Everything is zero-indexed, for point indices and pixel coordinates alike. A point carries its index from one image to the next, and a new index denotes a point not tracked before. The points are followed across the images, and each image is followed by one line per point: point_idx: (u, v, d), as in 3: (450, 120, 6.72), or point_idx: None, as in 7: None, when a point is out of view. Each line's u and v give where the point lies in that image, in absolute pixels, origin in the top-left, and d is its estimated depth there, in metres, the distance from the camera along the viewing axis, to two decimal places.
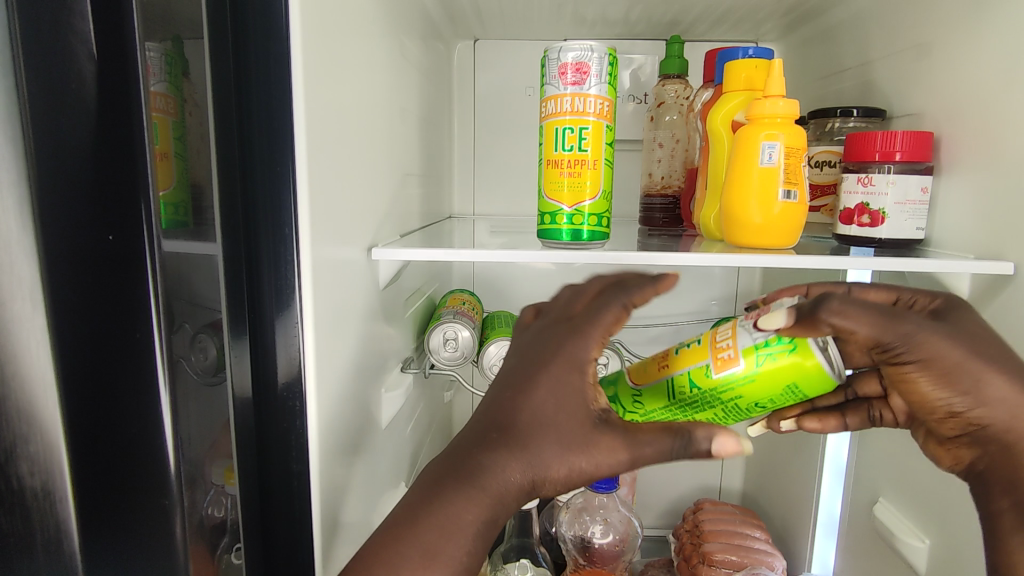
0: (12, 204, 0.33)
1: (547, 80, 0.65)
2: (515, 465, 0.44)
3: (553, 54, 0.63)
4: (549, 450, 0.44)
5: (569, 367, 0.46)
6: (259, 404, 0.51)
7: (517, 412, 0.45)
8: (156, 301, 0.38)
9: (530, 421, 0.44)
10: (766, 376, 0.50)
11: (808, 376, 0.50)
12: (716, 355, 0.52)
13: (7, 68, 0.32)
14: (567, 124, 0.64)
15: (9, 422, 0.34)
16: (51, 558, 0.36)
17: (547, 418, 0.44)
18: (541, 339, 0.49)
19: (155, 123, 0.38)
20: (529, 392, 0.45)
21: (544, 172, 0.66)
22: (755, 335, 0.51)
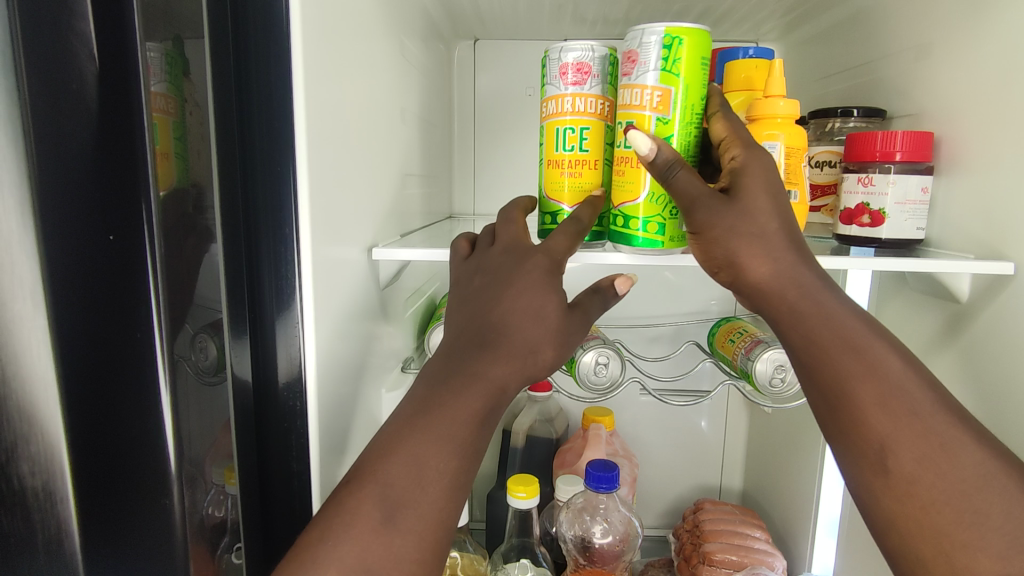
0: (12, 204, 0.33)
1: (547, 80, 0.64)
2: (507, 353, 0.48)
3: (554, 54, 0.63)
4: (541, 340, 0.49)
5: (543, 270, 0.52)
6: (260, 404, 0.51)
7: (495, 314, 0.49)
8: (156, 295, 0.38)
9: (513, 317, 0.49)
10: (687, 69, 0.58)
11: (697, 37, 0.58)
12: (653, 107, 0.59)
13: (7, 67, 0.32)
14: (567, 124, 0.63)
15: (10, 423, 0.34)
16: (51, 558, 0.37)
17: (535, 314, 0.50)
18: (507, 255, 0.54)
19: (155, 123, 0.38)
20: (509, 295, 0.50)
21: (545, 172, 0.66)
22: (653, 66, 0.58)
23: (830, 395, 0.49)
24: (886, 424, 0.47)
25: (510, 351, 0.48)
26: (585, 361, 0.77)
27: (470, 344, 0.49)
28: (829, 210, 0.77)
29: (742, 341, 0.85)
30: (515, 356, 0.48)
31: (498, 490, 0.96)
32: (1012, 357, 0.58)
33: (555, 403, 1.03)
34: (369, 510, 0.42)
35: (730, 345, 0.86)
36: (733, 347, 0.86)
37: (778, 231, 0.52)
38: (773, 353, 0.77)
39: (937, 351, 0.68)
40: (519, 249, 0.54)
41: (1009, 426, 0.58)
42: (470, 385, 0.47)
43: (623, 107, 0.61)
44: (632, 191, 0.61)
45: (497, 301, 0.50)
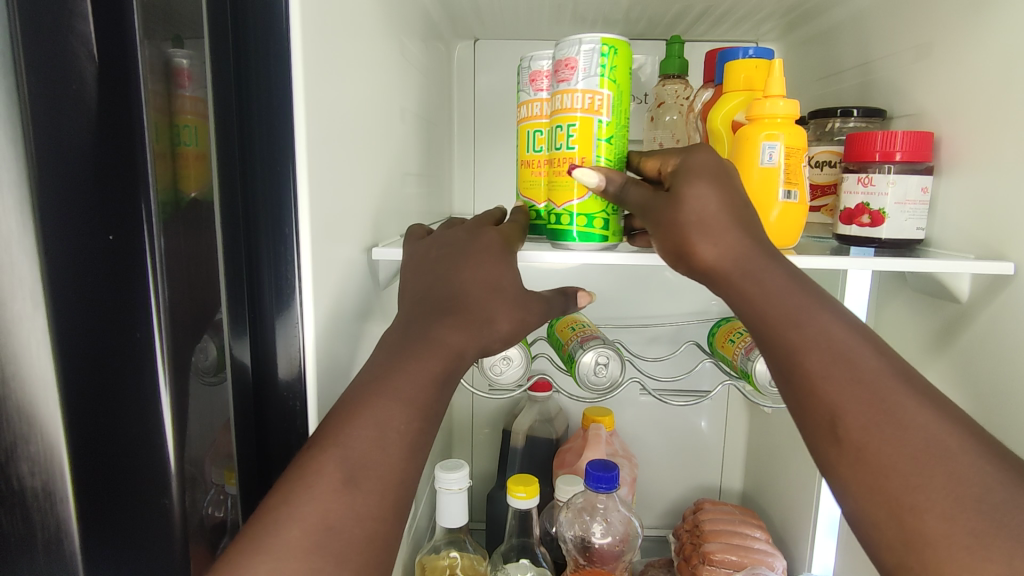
0: (12, 204, 0.34)
1: (522, 87, 0.68)
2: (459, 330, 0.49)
3: (526, 62, 0.67)
4: (497, 308, 0.51)
5: (499, 248, 0.55)
6: (260, 403, 0.51)
7: (462, 293, 0.51)
8: (156, 298, 0.37)
9: (467, 285, 0.51)
10: (617, 75, 0.61)
11: (622, 47, 0.61)
12: (592, 108, 0.61)
13: (8, 66, 0.33)
14: (557, 121, 0.62)
15: (9, 423, 0.35)
16: (51, 558, 0.37)
17: (493, 286, 0.52)
18: (467, 232, 0.57)
19: (184, 125, 0.41)
20: (467, 265, 0.53)
21: (521, 172, 0.68)
22: (591, 71, 0.60)
23: (782, 371, 0.47)
24: (836, 393, 0.44)
25: (467, 318, 0.49)
26: (585, 361, 0.77)
27: (433, 308, 0.50)
28: (829, 210, 0.77)
29: (742, 341, 0.84)
30: (473, 321, 0.49)
31: (498, 490, 0.96)
32: (1012, 357, 0.58)
33: (555, 403, 1.03)
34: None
35: (730, 345, 0.86)
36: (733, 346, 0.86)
37: (710, 207, 0.51)
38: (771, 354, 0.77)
39: (937, 351, 0.68)
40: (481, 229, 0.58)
41: (1009, 426, 0.58)
42: (430, 350, 0.47)
43: (561, 111, 0.62)
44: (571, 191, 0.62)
45: (454, 271, 0.52)
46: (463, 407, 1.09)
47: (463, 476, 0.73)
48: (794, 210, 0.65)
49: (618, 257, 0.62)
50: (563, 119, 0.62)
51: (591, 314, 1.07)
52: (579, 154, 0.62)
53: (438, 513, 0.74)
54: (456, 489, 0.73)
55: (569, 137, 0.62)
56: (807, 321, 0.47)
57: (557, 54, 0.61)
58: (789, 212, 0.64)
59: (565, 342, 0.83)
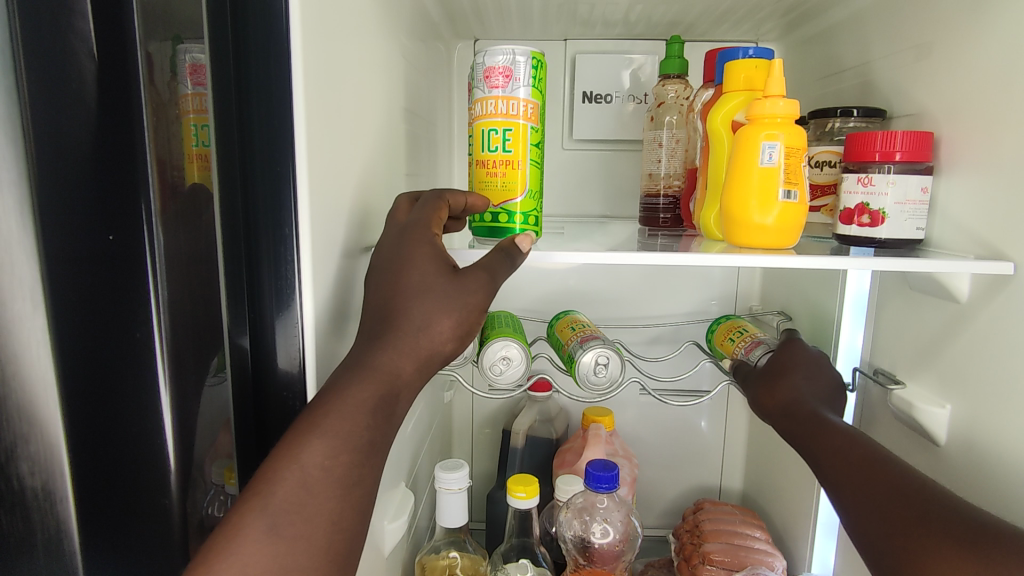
0: (12, 204, 0.33)
1: (474, 83, 0.64)
2: (400, 353, 0.48)
3: (479, 58, 0.63)
4: (432, 313, 0.49)
5: (431, 251, 0.52)
6: (259, 404, 0.50)
7: (389, 306, 0.49)
8: (156, 301, 0.38)
9: (406, 296, 0.49)
10: (542, 87, 0.64)
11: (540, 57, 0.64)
12: (525, 117, 0.63)
13: (8, 67, 0.32)
14: (494, 125, 0.63)
15: (10, 422, 0.34)
16: (51, 557, 0.37)
17: (426, 288, 0.50)
18: (393, 239, 0.53)
19: (188, 122, 0.47)
20: (402, 271, 0.50)
21: (475, 172, 0.66)
22: (524, 82, 0.62)
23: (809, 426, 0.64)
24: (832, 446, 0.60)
25: (408, 332, 0.48)
26: (585, 360, 0.77)
27: (374, 326, 0.49)
28: (829, 210, 0.77)
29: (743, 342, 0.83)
30: (409, 342, 0.48)
31: (498, 491, 0.96)
32: (1011, 356, 0.58)
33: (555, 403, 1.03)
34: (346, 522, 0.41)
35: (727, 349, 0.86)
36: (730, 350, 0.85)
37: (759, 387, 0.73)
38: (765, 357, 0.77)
39: (937, 350, 0.68)
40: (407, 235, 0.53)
41: (1008, 425, 0.58)
42: (367, 377, 0.46)
43: (485, 116, 0.64)
44: (510, 192, 0.64)
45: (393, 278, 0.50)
46: (464, 407, 1.09)
47: (463, 476, 0.73)
48: (793, 210, 0.64)
49: (604, 256, 0.62)
50: (494, 123, 0.63)
51: (591, 314, 1.07)
52: (514, 158, 0.64)
53: (438, 513, 0.74)
54: (456, 489, 0.73)
55: (504, 142, 0.64)
56: (824, 434, 0.62)
57: (475, 65, 0.63)
58: (789, 212, 0.64)
59: (565, 342, 0.84)
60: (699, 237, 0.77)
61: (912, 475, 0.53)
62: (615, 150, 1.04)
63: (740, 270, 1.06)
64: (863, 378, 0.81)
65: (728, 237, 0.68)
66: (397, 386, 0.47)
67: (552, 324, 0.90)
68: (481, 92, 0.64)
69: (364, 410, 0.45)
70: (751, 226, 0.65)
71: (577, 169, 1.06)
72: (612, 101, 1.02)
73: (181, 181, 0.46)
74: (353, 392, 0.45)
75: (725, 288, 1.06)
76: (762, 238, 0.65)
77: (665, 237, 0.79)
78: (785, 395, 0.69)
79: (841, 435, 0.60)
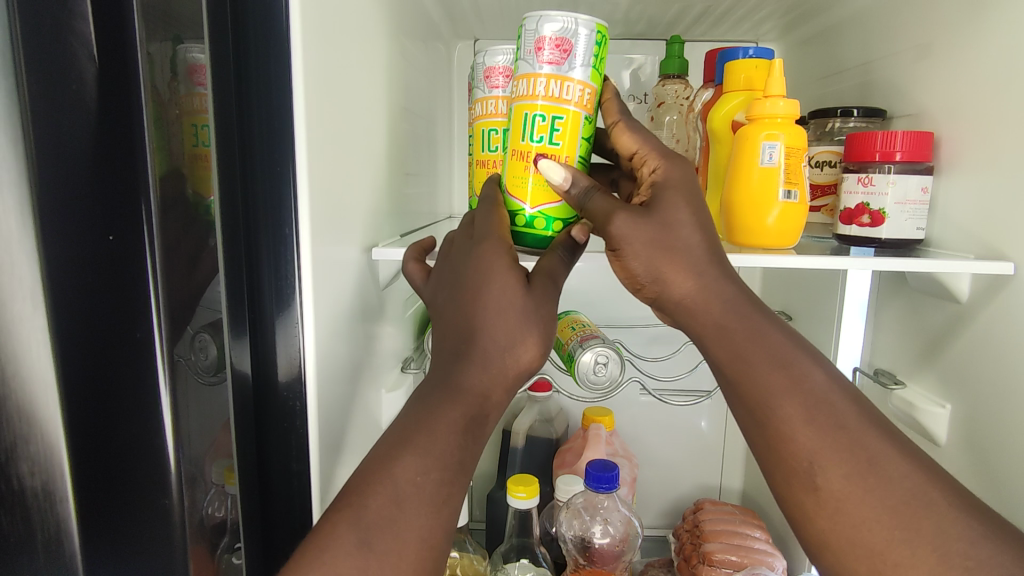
0: (12, 205, 0.33)
1: (475, 83, 0.65)
2: (485, 370, 0.48)
3: (479, 58, 0.64)
4: (516, 333, 0.50)
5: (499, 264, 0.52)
6: (260, 402, 0.51)
7: (465, 322, 0.50)
8: (156, 300, 0.38)
9: (482, 318, 0.50)
10: None
11: None
12: None
13: (8, 66, 0.32)
14: (494, 125, 0.63)
15: (10, 423, 0.34)
16: (51, 557, 0.37)
17: (502, 307, 0.50)
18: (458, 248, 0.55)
19: (189, 123, 0.42)
20: (471, 290, 0.51)
21: (476, 173, 0.66)
22: None
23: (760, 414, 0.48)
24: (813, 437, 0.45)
25: (486, 359, 0.49)
26: (585, 359, 0.77)
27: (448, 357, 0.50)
28: (829, 210, 0.78)
29: (524, 108, 0.55)
30: (493, 359, 0.49)
31: (498, 491, 0.96)
32: (1012, 356, 0.58)
33: (555, 403, 1.03)
34: (346, 525, 0.41)
35: (523, 202, 0.57)
36: (523, 204, 0.57)
37: (692, 243, 0.50)
38: (552, 171, 0.53)
39: (937, 350, 0.68)
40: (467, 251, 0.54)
41: (1008, 426, 0.58)
42: (449, 397, 0.47)
43: (484, 117, 0.64)
44: None
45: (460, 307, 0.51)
46: None
47: None
48: (794, 210, 0.64)
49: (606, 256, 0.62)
50: (494, 123, 0.63)
51: (590, 314, 1.07)
52: None
53: None
54: None
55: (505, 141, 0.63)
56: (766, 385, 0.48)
57: (475, 65, 0.64)
58: (789, 212, 0.64)
59: (565, 342, 0.83)
60: None
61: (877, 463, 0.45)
62: None
63: (739, 270, 1.06)
64: (863, 378, 0.81)
65: (728, 237, 0.68)
66: (486, 407, 0.48)
67: None
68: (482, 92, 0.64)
69: (454, 430, 0.46)
70: (751, 223, 0.65)
71: None
72: None
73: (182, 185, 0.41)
74: (443, 413, 0.46)
75: None
76: (762, 238, 0.65)
77: None
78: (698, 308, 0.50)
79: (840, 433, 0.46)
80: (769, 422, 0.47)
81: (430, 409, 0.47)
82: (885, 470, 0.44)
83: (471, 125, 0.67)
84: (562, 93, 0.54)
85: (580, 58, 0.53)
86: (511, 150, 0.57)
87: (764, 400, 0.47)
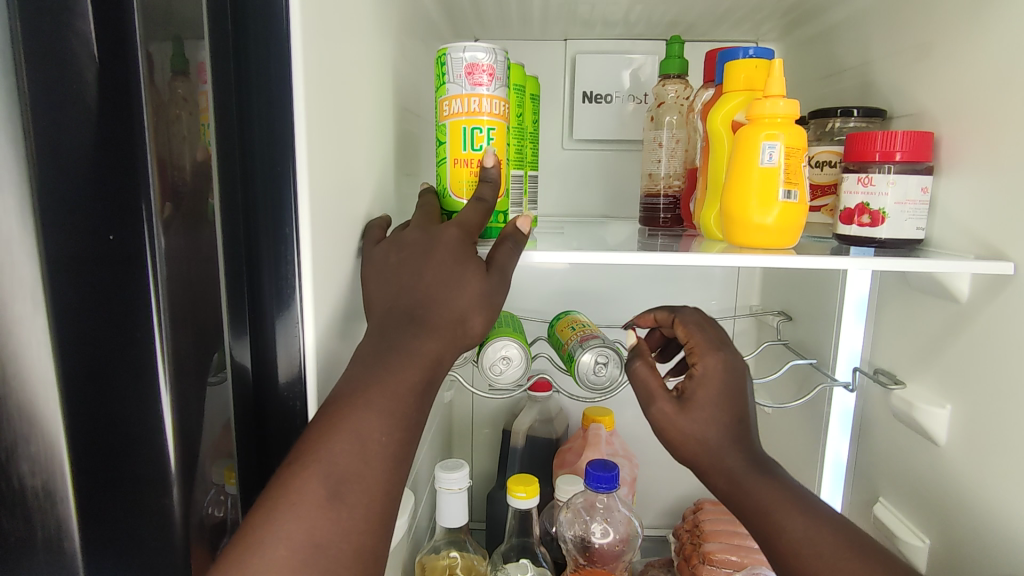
0: (12, 205, 0.33)
1: (448, 79, 0.62)
2: (433, 342, 0.50)
3: (456, 52, 0.61)
4: (469, 307, 0.52)
5: (460, 240, 0.55)
6: (260, 403, 0.51)
7: (419, 290, 0.52)
8: (156, 298, 0.38)
9: (439, 288, 0.52)
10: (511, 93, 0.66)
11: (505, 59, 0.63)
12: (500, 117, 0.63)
13: (8, 68, 0.32)
14: (477, 124, 0.62)
15: (10, 422, 0.34)
16: (51, 556, 0.37)
17: (453, 282, 0.52)
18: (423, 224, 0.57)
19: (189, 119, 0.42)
20: (432, 260, 0.53)
21: (451, 172, 0.64)
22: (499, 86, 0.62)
23: (767, 548, 0.51)
24: (818, 566, 0.48)
25: (438, 325, 0.51)
26: (585, 360, 0.77)
27: (401, 319, 0.51)
28: (829, 210, 0.78)
29: (461, 123, 0.62)
30: (443, 328, 0.51)
31: (498, 490, 0.96)
32: (1012, 356, 0.58)
33: (555, 404, 1.03)
34: None
35: (461, 198, 0.64)
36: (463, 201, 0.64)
37: (688, 422, 0.55)
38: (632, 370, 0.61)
39: (937, 351, 0.68)
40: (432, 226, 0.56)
41: (1007, 427, 0.58)
42: (406, 361, 0.49)
43: (465, 116, 0.62)
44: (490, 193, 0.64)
45: (416, 274, 0.53)
46: (463, 407, 1.09)
47: (464, 476, 0.73)
48: (793, 210, 0.65)
49: (599, 255, 0.62)
50: (476, 123, 0.62)
51: (590, 315, 1.07)
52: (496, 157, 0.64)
53: (438, 513, 0.74)
54: (457, 489, 0.73)
55: (488, 141, 0.63)
56: (779, 528, 0.51)
57: (455, 60, 0.60)
58: (789, 212, 0.64)
59: (565, 342, 0.83)
60: (699, 237, 0.77)
61: (902, 565, 0.48)
62: (616, 150, 1.04)
63: (740, 270, 1.07)
64: (863, 377, 0.82)
65: (728, 236, 0.68)
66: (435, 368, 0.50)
67: (551, 324, 0.90)
68: (458, 90, 0.62)
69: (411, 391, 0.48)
70: (751, 223, 0.65)
71: (577, 170, 1.06)
72: (613, 101, 1.02)
73: (183, 187, 0.41)
74: (402, 372, 0.48)
75: (725, 288, 1.06)
76: (764, 237, 0.65)
77: (665, 237, 0.79)
78: (711, 438, 0.54)
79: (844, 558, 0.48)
80: (781, 550, 0.50)
81: (381, 361, 0.48)
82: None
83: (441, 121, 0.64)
84: (482, 108, 0.62)
85: (497, 79, 0.62)
86: (451, 159, 0.64)
87: (768, 523, 0.51)
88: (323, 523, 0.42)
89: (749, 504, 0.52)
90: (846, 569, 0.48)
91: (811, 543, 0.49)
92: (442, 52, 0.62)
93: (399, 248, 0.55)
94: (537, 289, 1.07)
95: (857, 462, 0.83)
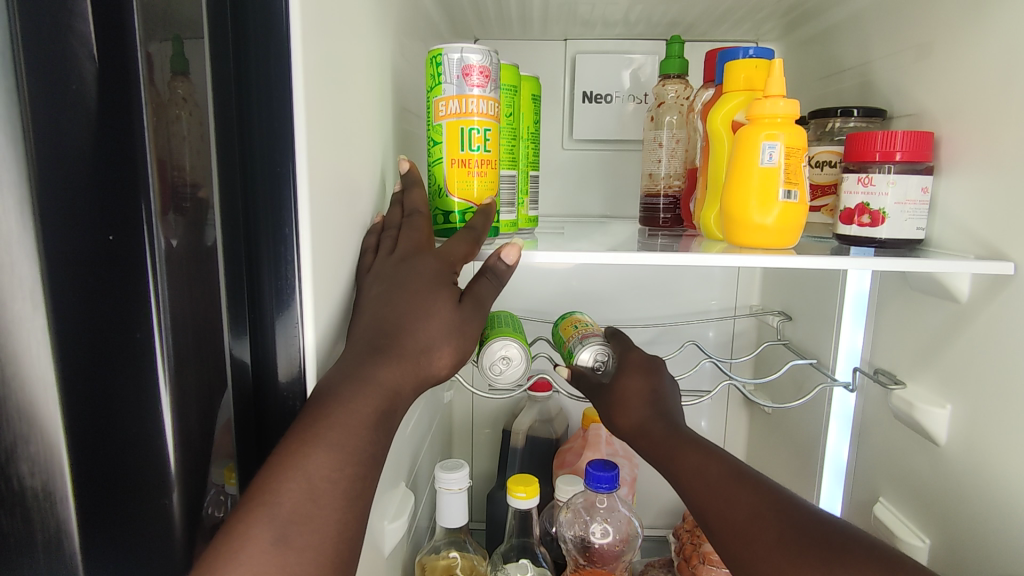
0: (12, 205, 0.33)
1: (445, 80, 0.62)
2: (395, 371, 0.50)
3: (453, 53, 0.61)
4: (437, 338, 0.52)
5: (437, 271, 0.55)
6: (259, 404, 0.51)
7: (391, 321, 0.51)
8: (156, 299, 0.38)
9: (408, 317, 0.52)
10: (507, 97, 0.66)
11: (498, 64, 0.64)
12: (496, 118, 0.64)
13: (8, 65, 0.32)
14: (475, 125, 0.62)
15: (10, 423, 0.34)
16: (50, 558, 0.37)
17: (424, 311, 0.52)
18: (404, 251, 0.56)
19: (188, 118, 0.42)
20: (406, 295, 0.53)
21: (449, 172, 0.64)
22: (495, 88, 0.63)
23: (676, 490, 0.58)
24: (698, 490, 0.55)
25: (404, 355, 0.50)
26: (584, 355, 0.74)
27: (365, 349, 0.50)
28: (829, 210, 0.78)
29: (456, 123, 0.62)
30: (410, 359, 0.50)
31: (498, 491, 0.96)
32: (1013, 356, 0.58)
33: (555, 404, 1.03)
34: None
35: (453, 196, 0.64)
36: (460, 201, 0.64)
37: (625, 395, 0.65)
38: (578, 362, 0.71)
39: (937, 350, 0.68)
40: (415, 255, 0.56)
41: (1008, 428, 0.58)
42: (364, 389, 0.48)
43: (462, 116, 0.62)
44: (488, 192, 0.65)
45: (389, 309, 0.52)
46: (464, 407, 1.09)
47: (464, 476, 0.73)
48: (793, 210, 0.64)
49: (597, 254, 0.62)
50: (474, 123, 0.62)
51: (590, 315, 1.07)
52: (493, 157, 0.64)
53: (438, 513, 0.74)
54: (457, 489, 0.73)
55: (485, 141, 0.63)
56: (672, 464, 0.58)
57: (452, 62, 0.61)
58: (789, 212, 0.64)
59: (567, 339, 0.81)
60: (699, 237, 0.77)
61: (773, 485, 0.53)
62: (616, 150, 1.04)
63: (740, 270, 1.07)
64: (863, 377, 0.81)
65: (728, 236, 0.68)
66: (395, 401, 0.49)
67: (557, 324, 0.88)
68: (455, 90, 0.62)
69: (365, 424, 0.47)
70: (751, 224, 0.65)
71: (577, 169, 1.06)
72: (613, 101, 1.02)
73: (183, 187, 0.41)
74: (357, 401, 0.47)
75: (725, 288, 1.06)
76: (763, 237, 0.65)
77: (665, 237, 0.79)
78: (638, 414, 0.64)
79: (719, 479, 0.54)
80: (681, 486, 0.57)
81: (340, 394, 0.47)
82: (738, 501, 0.52)
83: (436, 121, 0.64)
84: (474, 108, 0.62)
85: (493, 80, 0.62)
86: (447, 160, 0.64)
87: (672, 468, 0.58)
88: (276, 562, 0.41)
89: (656, 451, 0.60)
90: (721, 493, 0.53)
91: (699, 477, 0.55)
92: (437, 53, 0.62)
93: (378, 278, 0.55)
94: (537, 289, 1.07)
95: (857, 462, 0.83)
